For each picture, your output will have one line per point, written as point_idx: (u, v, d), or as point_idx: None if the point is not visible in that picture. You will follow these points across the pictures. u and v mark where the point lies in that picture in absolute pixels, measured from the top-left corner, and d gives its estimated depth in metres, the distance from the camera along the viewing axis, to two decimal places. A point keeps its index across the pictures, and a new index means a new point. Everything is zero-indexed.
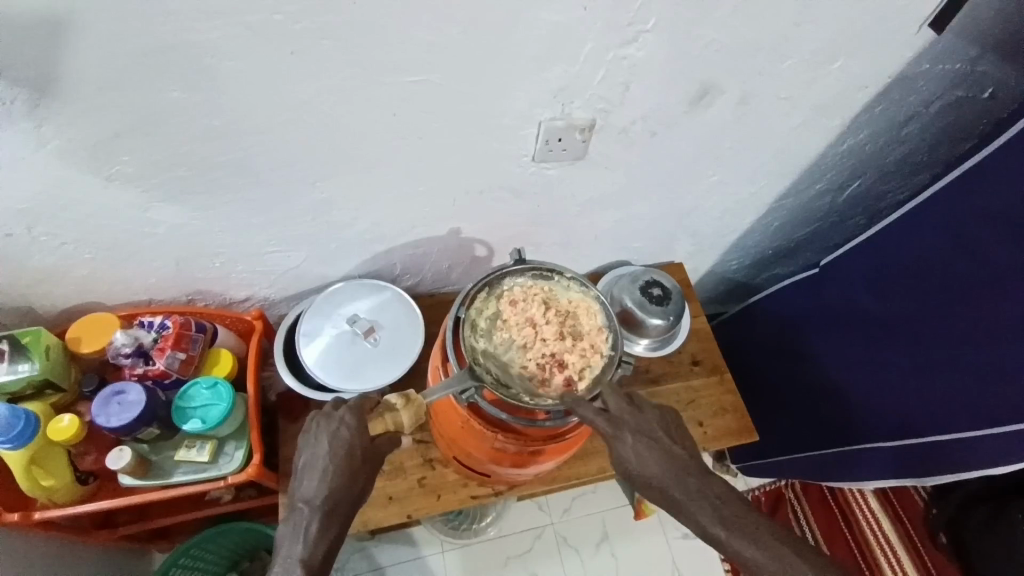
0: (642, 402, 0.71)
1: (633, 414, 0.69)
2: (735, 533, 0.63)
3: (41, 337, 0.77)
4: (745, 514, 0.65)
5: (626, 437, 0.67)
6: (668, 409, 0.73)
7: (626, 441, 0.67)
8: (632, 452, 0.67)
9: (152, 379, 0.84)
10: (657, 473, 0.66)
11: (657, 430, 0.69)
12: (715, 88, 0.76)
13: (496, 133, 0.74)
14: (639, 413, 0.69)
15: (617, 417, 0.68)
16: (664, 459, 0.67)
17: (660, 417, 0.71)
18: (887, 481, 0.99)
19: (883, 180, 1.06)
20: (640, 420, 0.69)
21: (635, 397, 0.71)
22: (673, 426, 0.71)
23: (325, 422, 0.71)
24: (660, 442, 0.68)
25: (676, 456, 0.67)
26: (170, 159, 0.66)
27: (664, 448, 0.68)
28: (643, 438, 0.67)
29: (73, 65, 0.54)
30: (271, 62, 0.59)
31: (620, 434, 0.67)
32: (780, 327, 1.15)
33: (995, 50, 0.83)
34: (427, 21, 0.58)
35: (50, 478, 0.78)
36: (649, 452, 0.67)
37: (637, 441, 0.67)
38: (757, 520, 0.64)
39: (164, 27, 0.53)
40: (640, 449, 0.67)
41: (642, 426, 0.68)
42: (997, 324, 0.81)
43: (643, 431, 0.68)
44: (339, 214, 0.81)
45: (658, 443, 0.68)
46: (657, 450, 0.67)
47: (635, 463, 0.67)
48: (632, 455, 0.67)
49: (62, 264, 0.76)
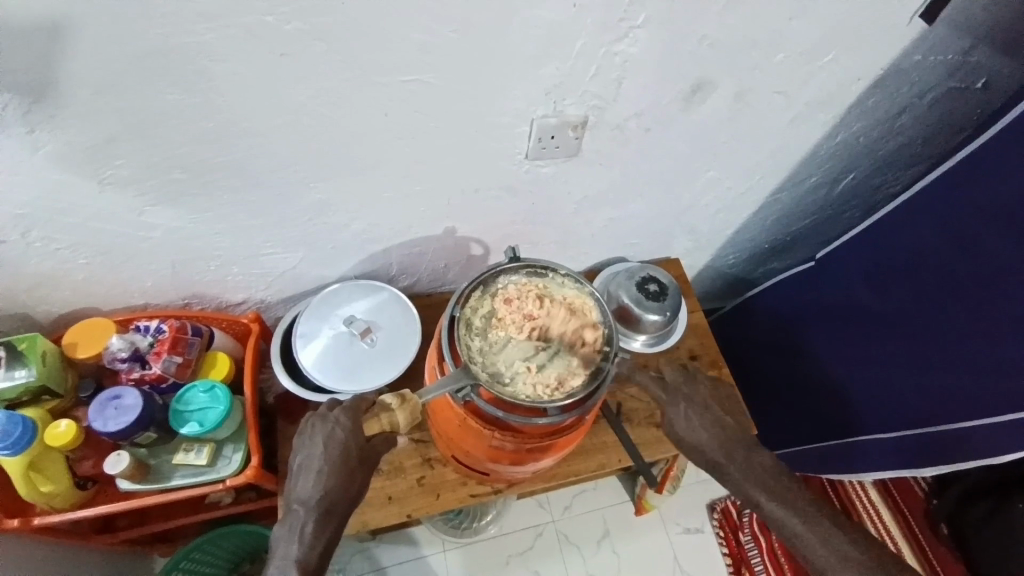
0: (697, 376, 0.84)
1: (686, 390, 0.82)
2: (783, 507, 0.73)
3: (37, 343, 0.77)
4: (796, 491, 0.74)
5: (680, 408, 0.80)
6: (722, 389, 0.85)
7: (681, 411, 0.80)
8: (686, 420, 0.80)
9: (149, 383, 0.84)
10: (709, 440, 0.78)
11: (710, 408, 0.80)
12: (710, 83, 0.76)
13: (490, 132, 0.74)
14: (693, 386, 0.83)
15: (672, 391, 0.82)
16: (715, 427, 0.78)
17: (713, 393, 0.83)
18: (885, 474, 0.98)
19: (878, 173, 1.06)
20: (693, 397, 0.81)
21: (688, 372, 0.85)
22: (723, 407, 0.81)
23: (320, 423, 0.72)
24: (712, 416, 0.80)
25: (727, 430, 0.79)
26: (165, 162, 0.66)
27: (716, 422, 0.79)
28: (695, 411, 0.80)
29: (66, 70, 0.54)
30: (262, 63, 0.58)
31: (676, 404, 0.81)
32: (778, 321, 1.15)
33: (988, 41, 0.83)
34: (420, 22, 0.59)
35: (50, 484, 0.78)
36: (701, 420, 0.79)
37: (690, 412, 0.80)
38: (808, 496, 0.74)
39: (156, 30, 0.53)
40: (693, 419, 0.79)
41: (695, 402, 0.81)
42: (991, 316, 0.82)
43: (696, 406, 0.80)
44: (334, 216, 0.81)
45: (709, 415, 0.80)
46: (709, 422, 0.79)
47: (687, 430, 0.79)
48: (685, 425, 0.79)
49: (58, 270, 0.76)
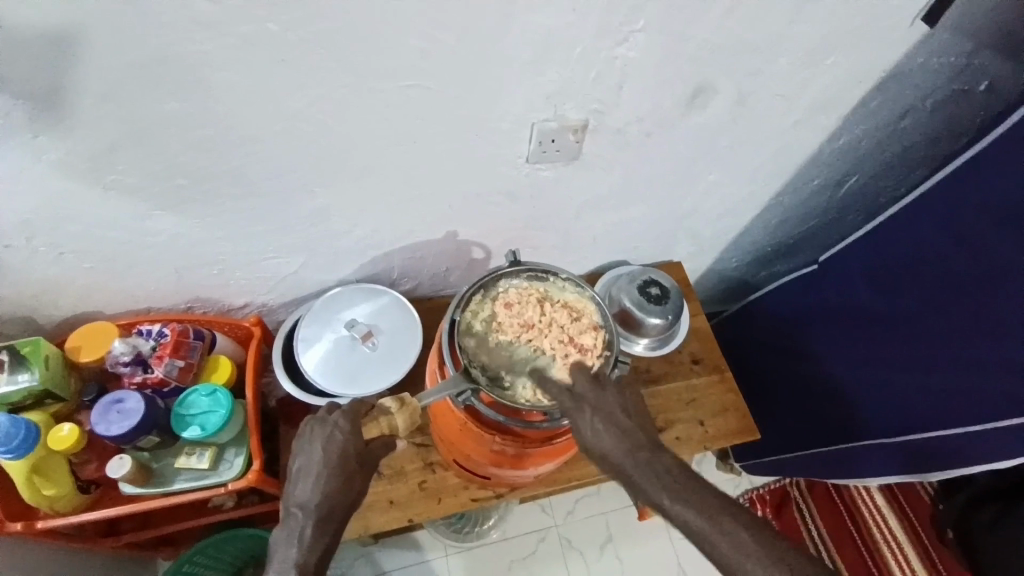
0: (606, 380, 0.70)
1: (581, 390, 0.68)
2: (686, 508, 0.61)
3: (40, 348, 0.77)
4: (700, 490, 0.62)
5: (574, 411, 0.67)
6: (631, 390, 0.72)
7: (577, 415, 0.66)
8: (583, 424, 0.66)
9: (151, 387, 0.85)
10: (608, 447, 0.65)
11: (610, 408, 0.67)
12: (709, 86, 0.76)
13: (491, 135, 0.74)
14: (598, 389, 0.68)
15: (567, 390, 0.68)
16: (615, 433, 0.65)
17: (621, 396, 0.69)
18: (889, 479, 0.99)
19: (882, 176, 1.05)
20: (591, 393, 0.68)
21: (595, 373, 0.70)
22: (620, 403, 0.68)
23: (320, 427, 0.70)
24: (612, 415, 0.66)
25: (631, 433, 0.65)
26: (168, 170, 0.66)
27: (619, 422, 0.66)
28: (593, 410, 0.66)
29: (70, 80, 0.54)
30: (262, 70, 0.59)
31: (573, 405, 0.67)
32: (782, 324, 1.14)
33: (992, 43, 0.82)
34: (418, 28, 0.59)
35: (53, 487, 0.78)
36: (600, 423, 0.65)
37: (586, 412, 0.66)
38: (712, 494, 0.62)
39: (157, 40, 0.53)
40: (591, 420, 0.66)
41: (595, 398, 0.67)
42: (999, 320, 0.81)
43: (595, 403, 0.67)
44: (335, 220, 0.81)
45: (610, 414, 0.67)
46: (605, 424, 0.66)
47: (586, 435, 0.66)
48: (583, 428, 0.66)
49: (62, 276, 0.76)
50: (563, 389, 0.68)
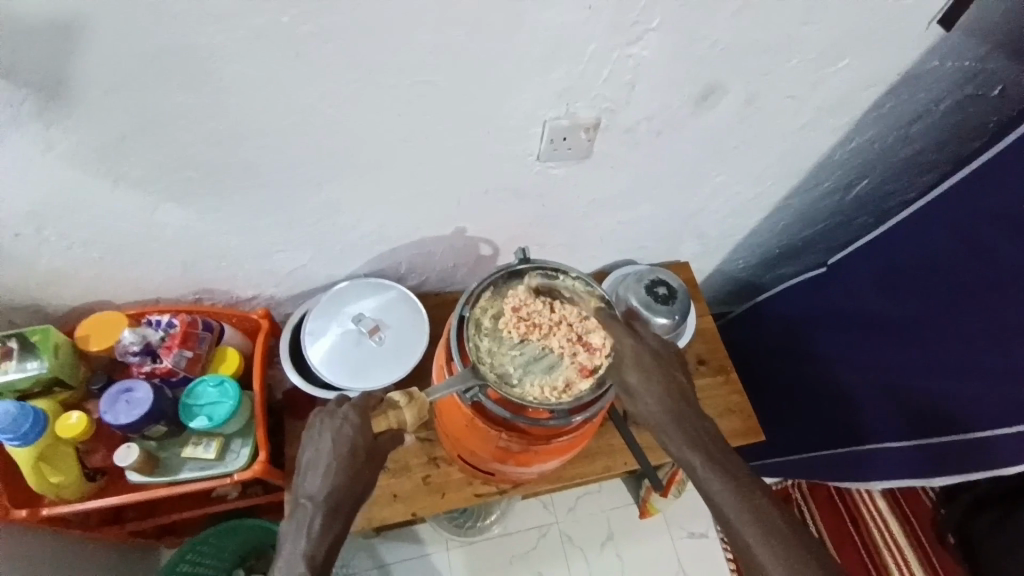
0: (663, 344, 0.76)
1: (642, 348, 0.73)
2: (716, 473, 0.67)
3: (49, 336, 0.78)
4: (733, 462, 0.69)
5: (633, 365, 0.72)
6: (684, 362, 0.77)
7: (639, 371, 0.72)
8: (639, 377, 0.72)
9: (160, 376, 0.85)
10: (657, 404, 0.71)
11: (665, 370, 0.73)
12: (723, 86, 0.76)
13: (503, 132, 0.74)
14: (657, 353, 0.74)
15: (633, 345, 0.74)
16: (665, 396, 0.71)
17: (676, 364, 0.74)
18: (896, 483, 0.96)
19: (891, 180, 1.05)
20: (651, 351, 0.73)
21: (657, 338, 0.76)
22: (673, 364, 0.74)
23: (329, 419, 0.71)
24: (668, 376, 0.72)
25: (680, 395, 0.72)
26: (181, 162, 0.66)
27: (671, 383, 0.72)
28: (652, 366, 0.72)
29: (84, 72, 0.55)
30: (276, 63, 0.59)
31: (634, 360, 0.72)
32: (787, 327, 1.14)
33: (1004, 48, 0.82)
34: (433, 24, 0.59)
35: (60, 475, 0.79)
36: (655, 382, 0.71)
37: (645, 367, 0.72)
38: (744, 470, 0.68)
39: (169, 32, 0.53)
40: (647, 375, 0.71)
41: (655, 356, 0.73)
42: (1005, 324, 0.81)
43: (654, 360, 0.73)
44: (344, 215, 0.81)
45: (666, 374, 0.72)
46: (661, 383, 0.72)
47: (638, 385, 0.72)
48: (636, 382, 0.72)
49: (71, 266, 0.76)
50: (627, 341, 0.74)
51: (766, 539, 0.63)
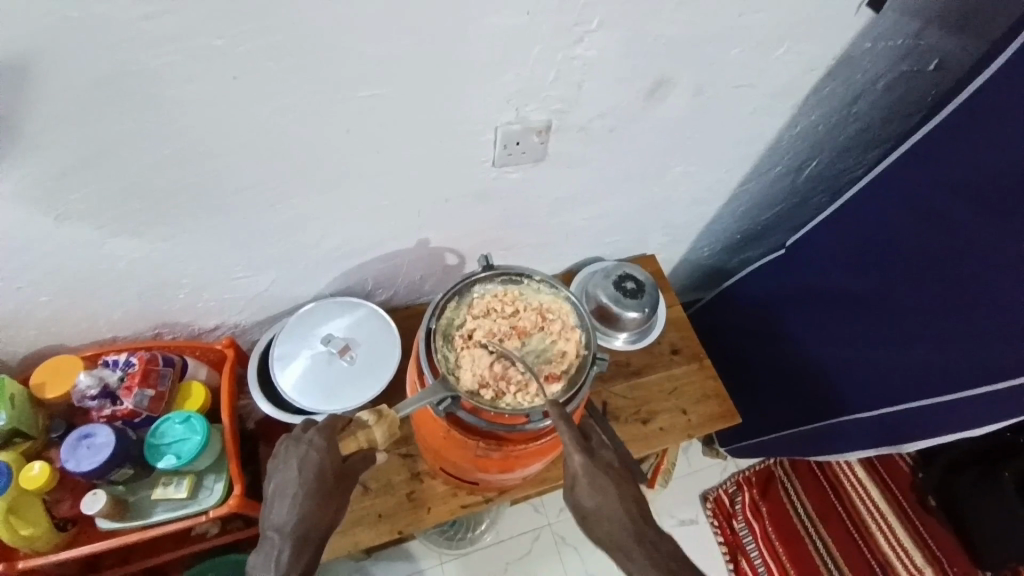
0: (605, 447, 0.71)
1: (593, 465, 0.66)
2: None
3: (4, 386, 0.75)
4: None
5: (586, 486, 0.66)
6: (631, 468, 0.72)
7: (589, 491, 0.66)
8: (595, 499, 0.67)
9: (122, 418, 0.83)
10: (615, 524, 0.66)
11: (622, 487, 0.68)
12: (669, 79, 0.77)
13: (455, 140, 0.73)
14: (605, 465, 0.68)
15: (583, 462, 0.66)
16: (623, 515, 0.66)
17: (623, 474, 0.69)
18: (866, 451, 1.02)
19: (842, 158, 1.08)
20: (603, 466, 0.68)
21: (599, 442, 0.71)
22: (624, 476, 0.69)
23: (294, 446, 0.69)
24: (625, 496, 0.67)
25: (641, 514, 0.67)
26: (125, 194, 0.65)
27: (630, 502, 0.67)
28: (607, 485, 0.67)
29: (12, 108, 0.53)
30: (216, 86, 0.57)
31: (588, 480, 0.67)
32: (756, 309, 1.16)
33: (938, 23, 0.84)
34: (374, 36, 0.58)
35: (30, 527, 0.76)
36: (610, 500, 0.67)
37: (600, 486, 0.67)
38: None
39: (101, 61, 0.52)
40: (603, 498, 0.66)
41: (608, 472, 0.68)
42: (955, 290, 0.83)
43: (608, 476, 0.67)
44: (303, 234, 0.80)
45: (623, 492, 0.67)
46: (616, 504, 0.66)
47: (596, 510, 0.67)
48: (593, 504, 0.67)
49: (21, 309, 0.74)
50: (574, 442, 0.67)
51: None
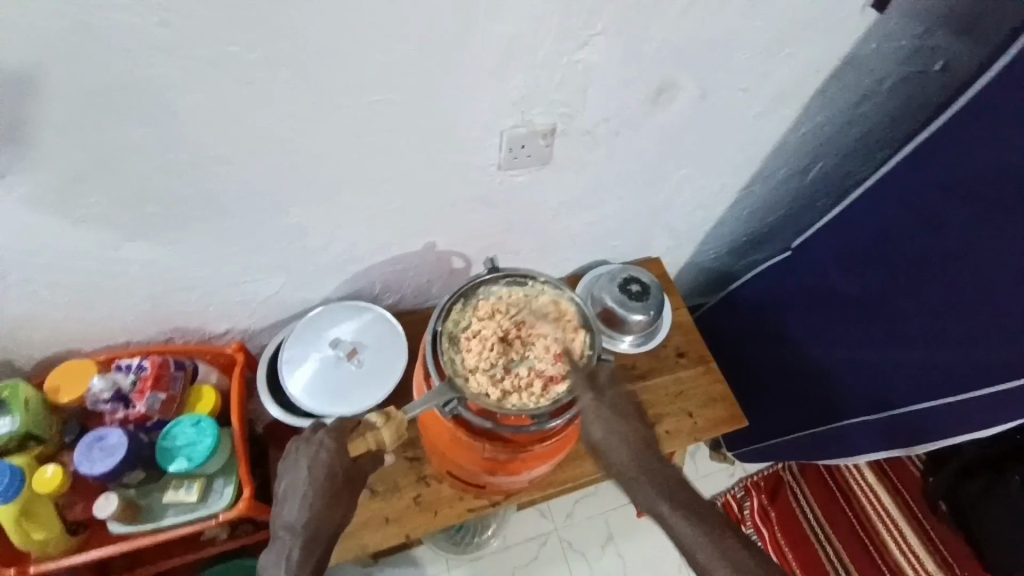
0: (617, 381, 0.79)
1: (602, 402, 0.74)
2: (679, 512, 0.72)
3: (18, 391, 0.77)
4: (696, 503, 0.74)
5: (595, 420, 0.74)
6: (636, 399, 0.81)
7: (597, 422, 0.75)
8: (602, 428, 0.75)
9: (134, 423, 0.83)
10: (618, 449, 0.75)
11: (627, 419, 0.76)
12: (673, 84, 0.78)
13: (461, 144, 0.74)
14: (616, 398, 0.77)
15: (594, 400, 0.74)
16: (626, 440, 0.76)
17: (628, 405, 0.78)
18: (877, 454, 1.01)
19: (846, 161, 1.08)
20: (611, 403, 0.75)
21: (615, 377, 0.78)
22: (631, 410, 0.78)
23: (305, 447, 0.70)
24: (629, 425, 0.76)
25: (640, 439, 0.77)
26: (139, 199, 0.66)
27: (631, 430, 0.77)
28: (612, 418, 0.75)
29: (33, 114, 0.55)
30: (227, 93, 0.59)
31: (598, 415, 0.74)
32: (762, 312, 1.16)
33: (941, 24, 0.85)
34: (382, 44, 0.60)
35: (42, 530, 0.77)
36: (616, 429, 0.75)
37: (607, 420, 0.75)
38: (709, 513, 0.73)
39: (119, 68, 0.54)
40: (610, 430, 0.75)
41: (615, 408, 0.76)
42: (953, 290, 0.84)
43: (615, 411, 0.76)
44: (312, 239, 0.81)
45: (628, 427, 0.76)
46: (621, 436, 0.76)
47: (602, 437, 0.76)
48: (601, 434, 0.76)
49: (38, 313, 0.76)
50: (586, 381, 0.74)
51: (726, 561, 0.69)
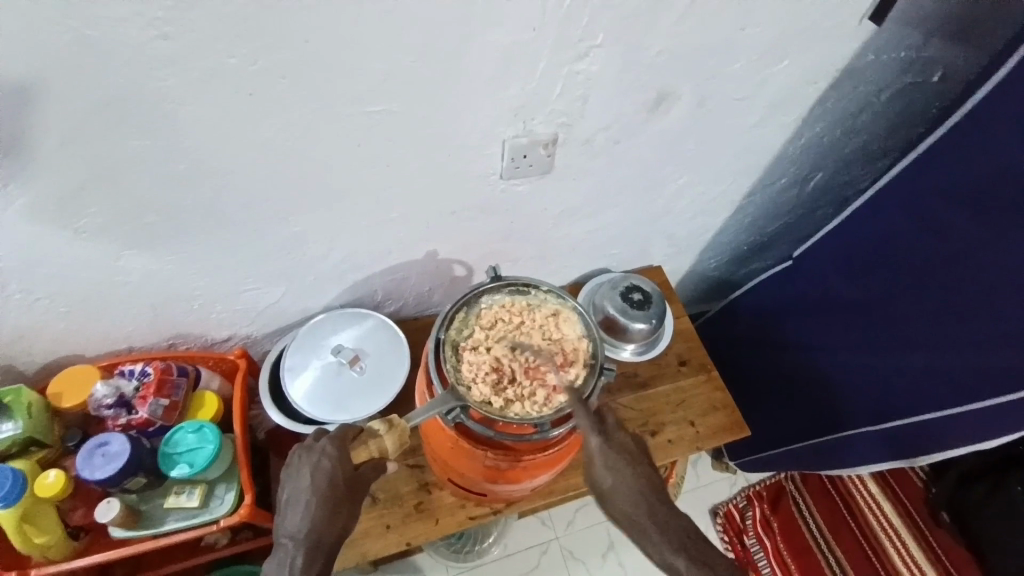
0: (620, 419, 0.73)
1: (607, 445, 0.69)
2: (701, 574, 0.65)
3: (21, 395, 0.77)
4: (720, 559, 0.66)
5: (603, 466, 0.69)
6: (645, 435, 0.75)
7: (603, 468, 0.69)
8: (611, 477, 0.69)
9: (136, 428, 0.84)
10: (632, 506, 0.68)
11: (637, 467, 0.70)
12: (671, 93, 0.78)
13: (461, 152, 0.75)
14: (625, 438, 0.71)
15: (600, 443, 0.69)
16: (639, 494, 0.68)
17: (636, 443, 0.72)
18: (880, 464, 1.01)
19: (847, 170, 1.08)
20: (619, 447, 0.70)
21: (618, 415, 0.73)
22: (642, 456, 0.71)
23: (307, 454, 0.70)
24: (641, 475, 0.69)
25: (653, 491, 0.69)
26: (142, 208, 0.66)
27: (642, 481, 0.69)
28: (622, 466, 0.69)
29: (38, 126, 0.55)
30: (231, 103, 0.60)
31: (603, 461, 0.69)
32: (764, 320, 1.16)
33: (939, 36, 0.86)
34: (383, 55, 0.60)
35: (43, 535, 0.77)
36: (626, 480, 0.68)
37: (615, 466, 0.69)
38: (737, 569, 0.66)
39: (124, 80, 0.54)
40: (619, 477, 0.69)
41: (624, 452, 0.70)
42: (957, 295, 0.84)
43: (624, 456, 0.70)
44: (313, 246, 0.81)
45: (640, 474, 0.69)
46: (632, 484, 0.68)
47: (613, 487, 0.69)
48: (610, 483, 0.69)
49: (40, 320, 0.76)
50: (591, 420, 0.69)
51: None
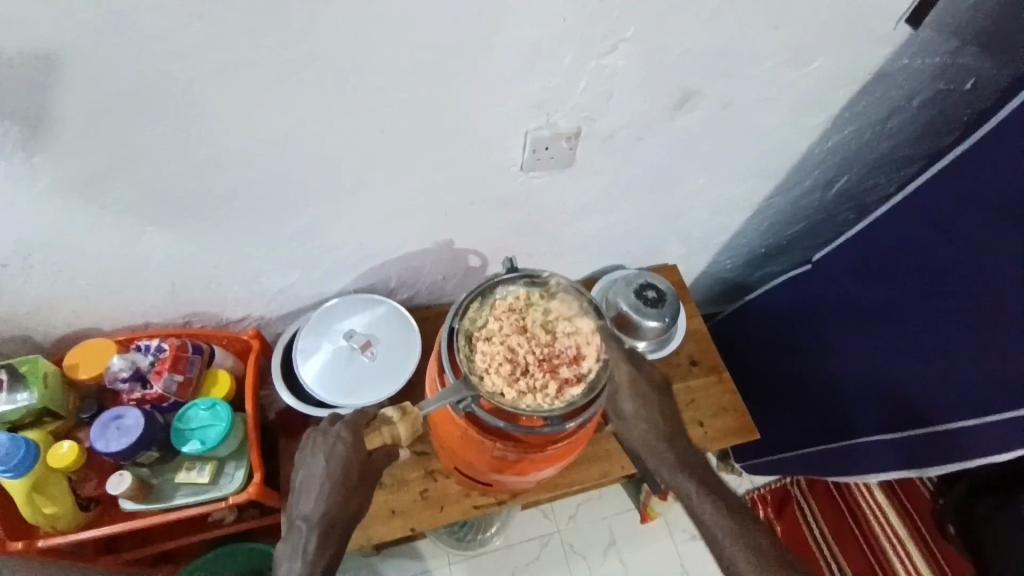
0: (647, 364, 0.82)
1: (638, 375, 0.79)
2: (702, 491, 0.75)
3: (38, 366, 0.78)
4: (718, 483, 0.76)
5: (628, 391, 0.79)
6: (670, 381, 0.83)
7: (627, 394, 0.79)
8: (632, 401, 0.79)
9: (151, 402, 0.85)
10: (648, 428, 0.78)
11: (658, 397, 0.80)
12: (698, 91, 0.77)
13: (483, 143, 0.74)
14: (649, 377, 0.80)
15: (628, 371, 0.80)
16: (655, 420, 0.79)
17: (661, 384, 0.81)
18: (888, 475, 0.99)
19: (872, 175, 1.07)
20: (645, 377, 0.80)
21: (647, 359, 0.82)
22: (665, 391, 0.81)
23: (321, 439, 0.71)
24: (661, 407, 0.79)
25: (669, 420, 0.79)
26: (163, 186, 0.67)
27: (663, 411, 0.79)
28: (646, 394, 0.79)
29: (65, 101, 0.55)
30: (256, 85, 0.59)
31: (630, 386, 0.79)
32: (779, 324, 1.15)
33: (974, 42, 0.84)
34: (411, 43, 0.60)
35: (53, 505, 0.79)
36: (646, 408, 0.79)
37: (639, 393, 0.79)
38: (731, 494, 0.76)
39: (152, 58, 0.54)
40: (640, 403, 0.79)
41: (648, 383, 0.80)
42: (972, 310, 0.83)
43: (648, 386, 0.80)
44: (331, 231, 0.81)
45: (659, 405, 0.79)
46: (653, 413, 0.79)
47: (631, 410, 0.79)
48: (631, 406, 0.79)
49: (59, 294, 0.77)
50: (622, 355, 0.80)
51: (746, 551, 0.71)
